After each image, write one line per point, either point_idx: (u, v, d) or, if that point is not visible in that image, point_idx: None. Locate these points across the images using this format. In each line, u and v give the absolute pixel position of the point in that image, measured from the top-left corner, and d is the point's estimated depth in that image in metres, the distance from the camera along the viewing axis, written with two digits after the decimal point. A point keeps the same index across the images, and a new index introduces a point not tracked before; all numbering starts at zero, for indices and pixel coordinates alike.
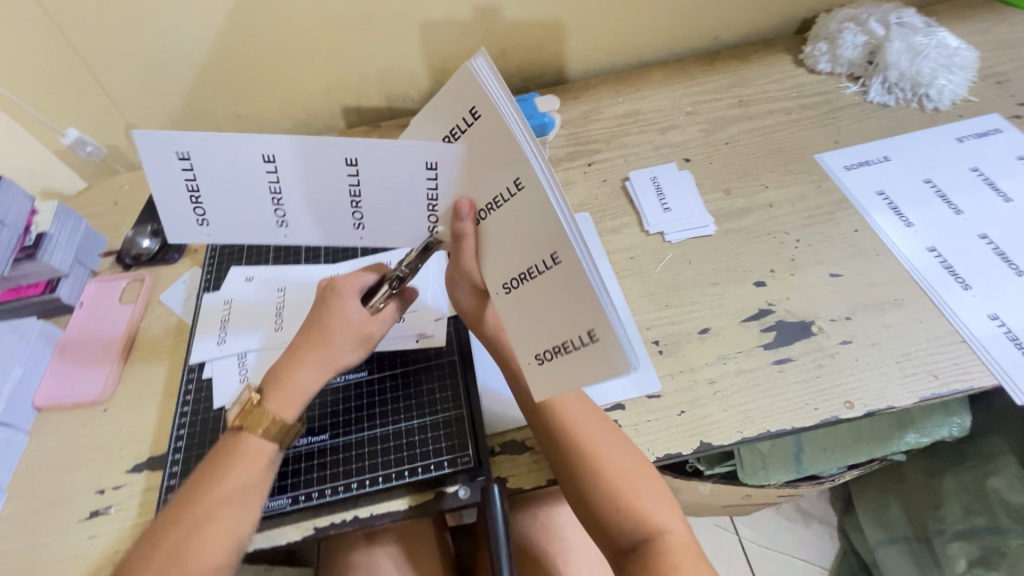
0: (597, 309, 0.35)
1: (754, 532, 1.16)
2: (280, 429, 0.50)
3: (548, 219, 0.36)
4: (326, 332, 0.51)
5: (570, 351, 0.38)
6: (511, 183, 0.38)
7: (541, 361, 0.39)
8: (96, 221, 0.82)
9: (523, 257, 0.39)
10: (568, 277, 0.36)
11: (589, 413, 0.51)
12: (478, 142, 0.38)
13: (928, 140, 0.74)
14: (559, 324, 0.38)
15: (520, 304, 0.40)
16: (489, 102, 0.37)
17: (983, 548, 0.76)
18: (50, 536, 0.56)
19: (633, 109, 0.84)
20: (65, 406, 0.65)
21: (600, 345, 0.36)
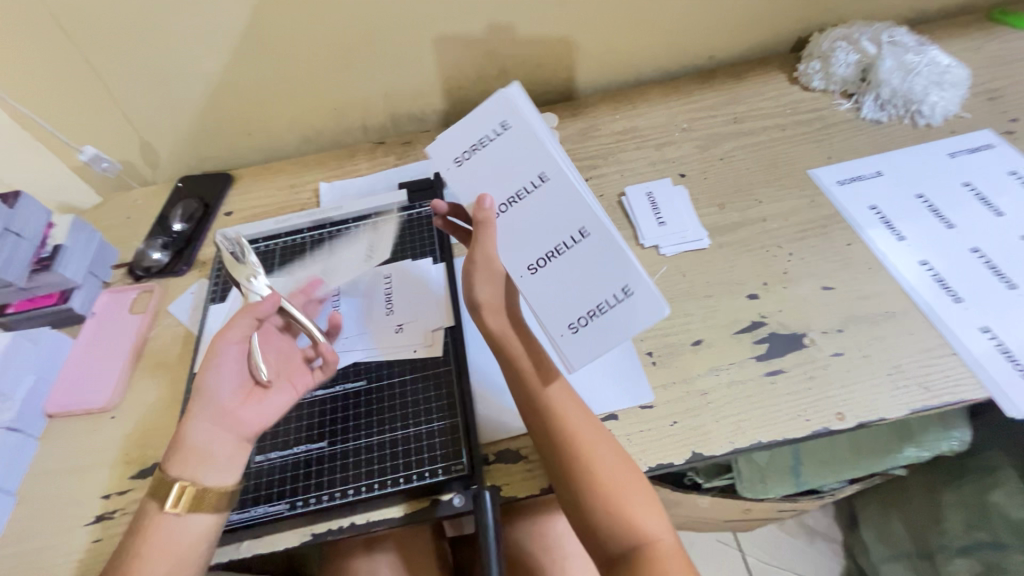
0: (631, 269, 0.43)
1: (758, 549, 1.14)
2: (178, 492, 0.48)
3: (573, 204, 0.44)
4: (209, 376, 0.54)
5: (605, 313, 0.44)
6: (536, 178, 0.45)
7: (576, 329, 0.45)
8: (110, 235, 0.85)
9: (547, 240, 0.45)
10: (598, 248, 0.44)
11: (586, 417, 0.51)
12: (503, 148, 0.45)
13: (920, 155, 0.75)
14: (589, 292, 0.45)
15: (552, 281, 0.45)
16: (515, 115, 0.45)
17: (986, 564, 0.74)
18: (56, 539, 0.58)
19: (630, 126, 0.86)
20: (74, 414, 0.67)
21: (635, 300, 0.43)
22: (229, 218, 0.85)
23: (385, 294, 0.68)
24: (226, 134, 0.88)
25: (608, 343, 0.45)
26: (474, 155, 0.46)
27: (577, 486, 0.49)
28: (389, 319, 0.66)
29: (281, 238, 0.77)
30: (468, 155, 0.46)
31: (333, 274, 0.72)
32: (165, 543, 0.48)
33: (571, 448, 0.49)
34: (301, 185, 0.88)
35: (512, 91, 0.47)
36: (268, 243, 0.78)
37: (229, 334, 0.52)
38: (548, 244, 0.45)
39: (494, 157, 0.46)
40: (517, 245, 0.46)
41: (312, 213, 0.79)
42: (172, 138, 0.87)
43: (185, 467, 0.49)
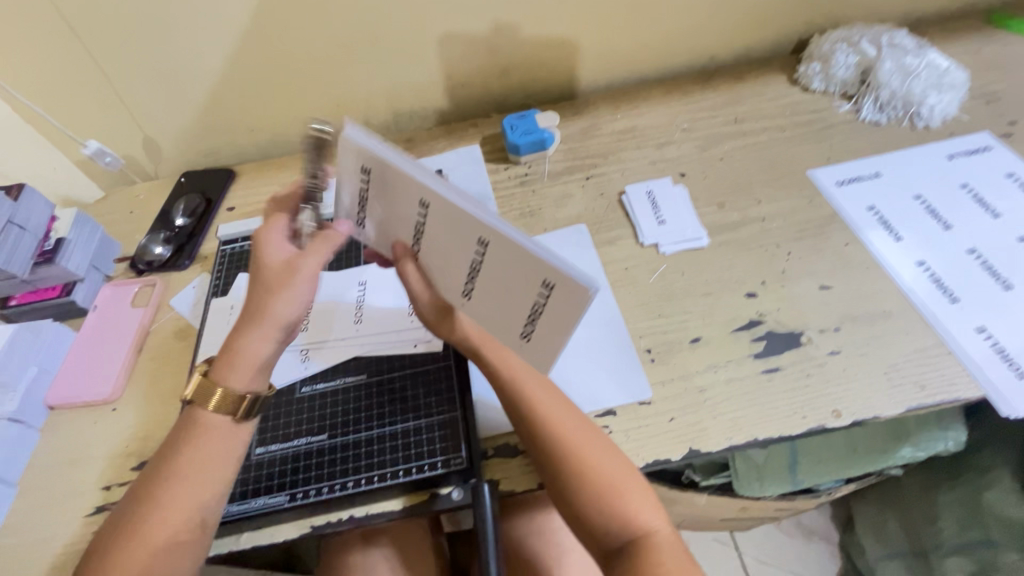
0: (540, 266, 0.41)
1: (754, 548, 1.15)
2: (230, 400, 0.48)
3: (465, 219, 0.43)
4: (255, 277, 0.49)
5: (541, 314, 0.44)
6: (420, 206, 0.44)
7: (528, 338, 0.46)
8: (113, 228, 0.86)
9: (464, 267, 0.46)
10: (504, 251, 0.42)
11: (559, 407, 0.52)
12: (377, 191, 0.46)
13: (919, 157, 0.76)
14: (519, 299, 0.44)
15: (483, 298, 0.47)
16: (366, 158, 0.44)
17: (979, 563, 0.75)
18: (58, 529, 0.58)
19: (630, 125, 0.87)
20: (75, 405, 0.67)
21: (559, 292, 0.42)
22: (231, 213, 0.86)
23: (385, 290, 0.68)
24: (229, 129, 0.88)
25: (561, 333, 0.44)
26: (365, 212, 0.49)
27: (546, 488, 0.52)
28: (387, 314, 0.66)
29: None
30: (360, 218, 0.50)
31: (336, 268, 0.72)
32: (213, 454, 0.48)
33: (532, 453, 0.52)
34: None
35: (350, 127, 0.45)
36: None
37: (318, 257, 0.48)
38: (464, 267, 0.46)
39: (378, 204, 0.47)
40: (443, 278, 0.48)
41: None
42: (175, 134, 0.87)
43: (240, 376, 0.48)
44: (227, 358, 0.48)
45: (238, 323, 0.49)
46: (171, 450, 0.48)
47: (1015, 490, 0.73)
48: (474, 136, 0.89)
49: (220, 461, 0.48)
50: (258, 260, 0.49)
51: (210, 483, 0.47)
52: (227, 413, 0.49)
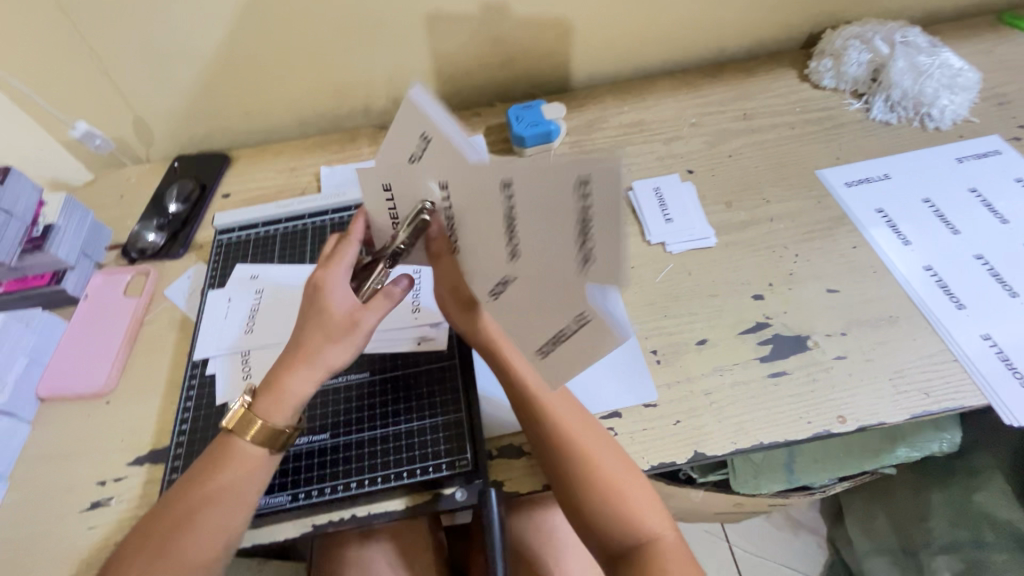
0: (567, 162, 0.36)
1: (745, 540, 1.17)
2: (269, 436, 0.49)
3: (473, 168, 0.40)
4: (315, 320, 0.48)
5: (592, 226, 0.38)
6: (441, 193, 0.43)
7: (587, 268, 0.39)
8: (103, 214, 0.83)
9: (494, 226, 0.42)
10: (524, 181, 0.38)
11: (571, 409, 0.52)
12: (402, 197, 0.45)
13: (929, 159, 0.75)
14: (563, 231, 0.39)
15: (527, 254, 0.42)
16: (383, 167, 0.44)
17: (968, 562, 0.77)
18: (51, 525, 0.57)
19: (638, 119, 0.85)
20: (67, 398, 0.65)
21: (600, 182, 0.36)
22: (227, 200, 0.83)
23: None
24: (224, 113, 0.85)
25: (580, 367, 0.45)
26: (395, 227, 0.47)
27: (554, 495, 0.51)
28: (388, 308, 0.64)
29: (282, 224, 0.76)
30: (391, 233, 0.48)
31: None
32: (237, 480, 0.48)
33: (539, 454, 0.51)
34: (300, 169, 0.86)
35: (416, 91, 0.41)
36: (268, 228, 0.76)
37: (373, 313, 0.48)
38: (496, 272, 0.44)
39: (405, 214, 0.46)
40: (477, 261, 0.45)
41: (310, 200, 0.78)
42: (168, 117, 0.84)
43: (283, 414, 0.49)
44: (274, 391, 0.49)
45: (291, 357, 0.49)
46: (194, 476, 0.48)
47: (1007, 493, 0.74)
48: (477, 126, 0.87)
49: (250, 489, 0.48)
50: (319, 301, 0.48)
51: (230, 512, 0.47)
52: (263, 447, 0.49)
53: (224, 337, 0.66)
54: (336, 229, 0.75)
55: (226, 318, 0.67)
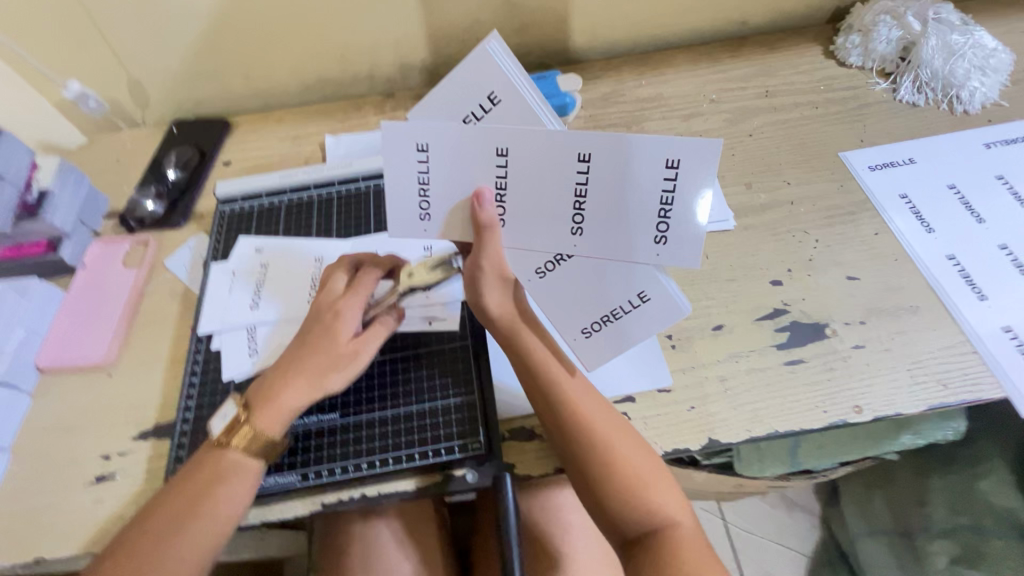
0: (656, 145, 0.40)
1: (740, 518, 1.18)
2: (264, 448, 0.52)
3: (555, 140, 0.41)
4: (319, 347, 0.53)
5: (674, 203, 0.42)
6: (500, 158, 0.42)
7: (664, 239, 0.43)
8: (99, 180, 0.80)
9: (566, 201, 0.43)
10: (609, 158, 0.41)
11: (593, 396, 0.51)
12: (443, 164, 0.43)
13: (955, 144, 0.73)
14: (642, 205, 0.42)
15: (596, 229, 0.44)
16: (427, 130, 0.42)
17: (965, 547, 0.79)
18: (57, 497, 0.56)
19: (655, 93, 0.82)
20: (68, 370, 0.64)
21: (687, 165, 0.41)
22: (228, 168, 0.80)
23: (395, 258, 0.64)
24: (224, 77, 0.81)
25: (625, 340, 0.50)
26: (428, 199, 0.44)
27: (574, 485, 0.50)
28: None
29: (287, 195, 0.74)
30: (424, 205, 0.45)
31: (344, 238, 0.69)
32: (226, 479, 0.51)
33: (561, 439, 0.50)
34: (304, 137, 0.82)
35: (493, 44, 0.41)
36: (272, 199, 0.74)
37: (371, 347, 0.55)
38: (550, 250, 0.46)
39: (445, 183, 0.44)
40: (534, 233, 0.45)
41: (316, 170, 0.75)
42: (165, 79, 0.80)
43: (279, 426, 0.52)
44: (269, 405, 0.52)
45: (292, 373, 0.53)
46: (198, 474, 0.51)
47: (1009, 481, 0.76)
48: None
49: (234, 509, 0.50)
50: (331, 328, 0.54)
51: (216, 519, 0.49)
52: (255, 459, 0.52)
53: (228, 313, 0.64)
54: (342, 201, 0.73)
55: (229, 294, 0.65)
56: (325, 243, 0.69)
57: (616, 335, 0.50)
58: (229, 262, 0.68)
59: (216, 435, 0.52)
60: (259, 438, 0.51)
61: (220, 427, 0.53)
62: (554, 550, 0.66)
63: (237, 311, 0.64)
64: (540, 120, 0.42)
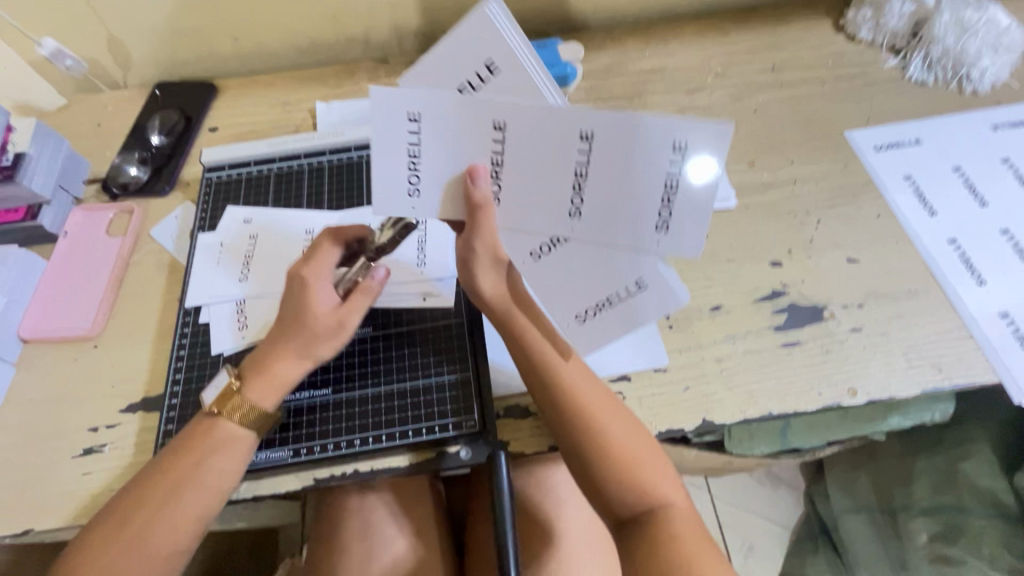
0: (663, 127, 0.39)
1: (725, 493, 1.20)
2: (259, 420, 0.51)
3: (556, 116, 0.40)
4: (299, 317, 0.52)
5: (678, 189, 0.41)
6: (497, 132, 0.40)
7: (666, 227, 0.43)
8: (80, 144, 0.77)
9: (567, 181, 0.42)
10: (613, 137, 0.40)
11: (588, 379, 0.51)
12: (436, 136, 0.41)
13: (963, 125, 0.71)
14: (646, 188, 0.41)
15: (596, 212, 0.43)
16: (420, 99, 0.40)
17: (945, 524, 0.80)
18: (44, 469, 0.56)
19: (659, 65, 0.79)
20: (53, 340, 0.62)
21: (695, 150, 0.39)
22: (215, 135, 0.77)
23: None
24: (209, 37, 0.77)
25: (618, 327, 0.48)
26: (419, 173, 0.42)
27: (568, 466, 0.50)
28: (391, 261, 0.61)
29: (276, 164, 0.71)
30: (414, 179, 0.43)
31: (336, 209, 0.67)
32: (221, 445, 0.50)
33: (556, 421, 0.50)
34: (294, 104, 0.79)
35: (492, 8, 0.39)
36: (262, 167, 0.71)
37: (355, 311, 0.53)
38: (547, 232, 0.44)
39: (437, 156, 0.42)
40: (531, 216, 0.43)
41: (308, 138, 0.73)
42: (147, 39, 0.76)
43: (275, 397, 0.52)
44: (260, 376, 0.52)
45: (281, 346, 0.52)
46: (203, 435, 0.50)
47: (991, 463, 0.77)
48: None
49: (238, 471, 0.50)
50: (305, 298, 0.52)
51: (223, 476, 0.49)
52: (249, 431, 0.51)
53: (217, 285, 0.62)
54: (334, 171, 0.70)
55: (218, 265, 0.64)
56: (316, 213, 0.67)
57: (607, 322, 0.48)
58: (217, 232, 0.66)
59: (208, 405, 0.51)
60: (251, 410, 0.50)
61: (213, 397, 0.52)
62: (546, 524, 0.67)
63: (226, 283, 0.62)
64: (542, 92, 0.40)
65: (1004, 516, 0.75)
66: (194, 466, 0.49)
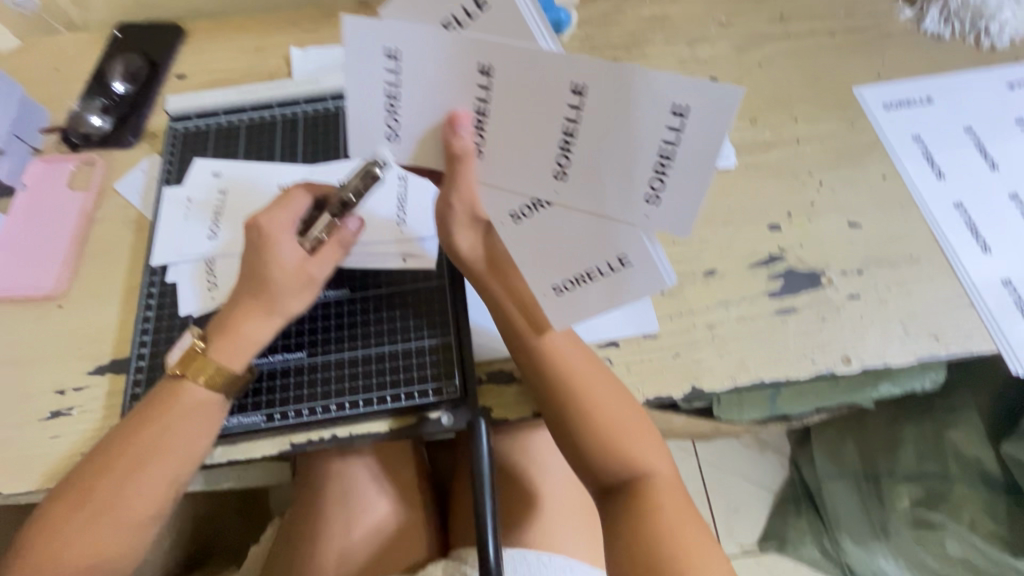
0: (665, 86, 0.35)
1: (713, 458, 1.20)
2: (226, 381, 0.49)
3: (548, 65, 0.35)
4: (264, 273, 0.49)
5: (675, 157, 0.37)
6: (482, 77, 0.36)
7: (657, 198, 0.39)
8: (37, 90, 0.71)
9: (553, 138, 0.38)
10: (608, 93, 0.36)
11: (575, 347, 0.49)
12: (416, 76, 0.37)
13: (978, 83, 0.68)
14: (637, 153, 0.37)
15: (583, 176, 0.39)
16: (398, 32, 0.36)
17: (928, 491, 0.83)
18: (9, 432, 0.53)
19: (660, 13, 0.74)
20: (14, 299, 0.59)
21: (697, 116, 0.35)
22: (183, 82, 0.72)
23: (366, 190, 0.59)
24: None
25: (598, 304, 0.45)
26: (397, 117, 0.39)
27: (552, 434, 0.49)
28: (369, 220, 0.58)
29: (247, 114, 0.67)
30: (392, 124, 0.39)
31: (310, 163, 0.63)
32: (187, 407, 0.48)
33: (540, 389, 0.48)
34: (267, 49, 0.74)
35: None
36: (231, 117, 0.67)
37: (325, 264, 0.51)
38: (528, 192, 0.40)
39: (417, 99, 0.38)
40: (513, 172, 0.40)
41: (282, 87, 0.68)
42: None
43: (241, 358, 0.49)
44: (226, 335, 0.49)
45: (246, 303, 0.49)
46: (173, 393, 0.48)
47: (979, 431, 0.77)
48: None
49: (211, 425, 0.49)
50: (269, 253, 0.49)
51: (197, 437, 0.48)
52: (216, 393, 0.49)
53: (185, 243, 0.59)
54: (310, 123, 0.66)
55: (186, 223, 0.60)
56: (291, 168, 0.63)
57: (587, 298, 0.45)
58: (185, 185, 0.62)
59: (171, 366, 0.49)
60: (218, 372, 0.48)
61: (177, 357, 0.49)
62: (530, 489, 0.66)
63: (193, 242, 0.59)
64: (535, 40, 0.35)
65: (990, 485, 0.76)
66: (161, 433, 0.47)
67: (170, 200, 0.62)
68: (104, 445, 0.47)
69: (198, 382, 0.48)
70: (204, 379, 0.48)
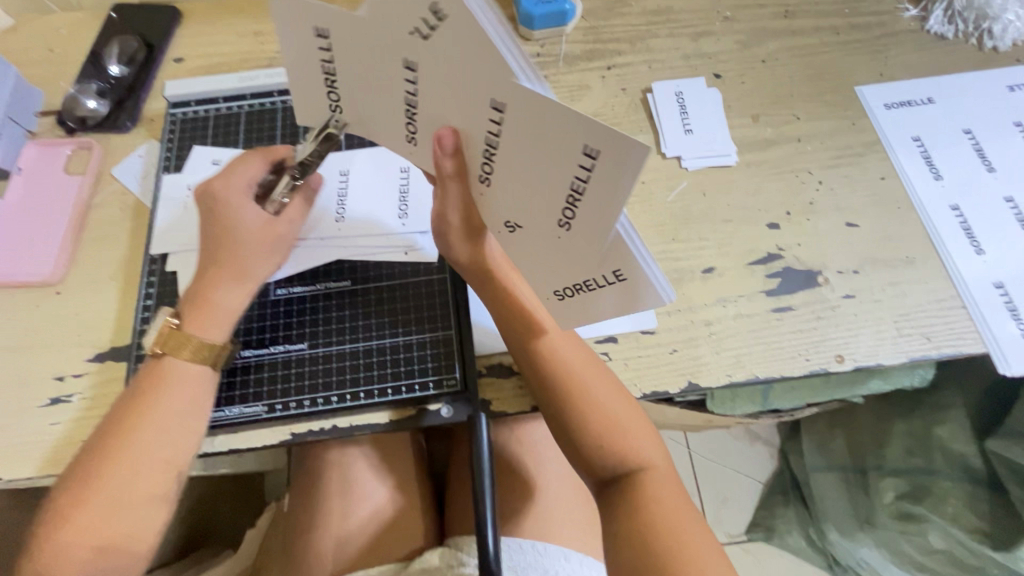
0: (575, 126, 0.33)
1: (704, 448, 1.21)
2: (204, 353, 0.49)
3: (467, 83, 0.35)
4: (231, 239, 0.50)
5: (584, 194, 0.36)
6: (407, 71, 0.36)
7: (568, 226, 0.38)
8: (31, 71, 0.70)
9: (507, 163, 0.38)
10: (526, 117, 0.34)
11: (577, 349, 0.50)
12: (346, 57, 0.38)
13: (977, 85, 0.68)
14: (558, 186, 0.36)
15: (504, 188, 0.39)
16: (325, 14, 0.36)
17: (913, 485, 0.85)
18: (8, 418, 0.53)
19: (664, 6, 0.73)
20: (11, 285, 0.59)
21: (608, 157, 0.34)
22: (180, 66, 0.71)
23: (371, 186, 0.60)
24: None
25: (591, 312, 0.44)
26: (336, 92, 0.41)
27: (551, 431, 0.50)
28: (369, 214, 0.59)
29: (247, 101, 0.67)
30: (334, 97, 0.42)
31: None
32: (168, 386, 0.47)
33: (539, 389, 0.49)
34: (266, 34, 0.72)
35: None
36: (231, 105, 0.66)
37: (291, 224, 0.53)
38: (510, 209, 0.40)
39: (352, 78, 0.39)
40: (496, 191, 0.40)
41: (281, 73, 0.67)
42: None
43: (221, 329, 0.50)
44: (197, 306, 0.49)
45: (212, 271, 0.50)
46: (156, 377, 0.48)
47: (963, 428, 0.78)
48: None
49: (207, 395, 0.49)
50: (233, 218, 0.50)
51: (200, 411, 0.48)
52: (201, 366, 0.49)
53: (185, 233, 0.59)
54: None
55: (187, 211, 0.60)
56: None
57: (590, 305, 0.43)
58: (186, 174, 0.62)
59: (151, 346, 0.49)
60: (195, 341, 0.48)
61: (153, 337, 0.49)
62: (527, 479, 0.67)
63: (194, 232, 0.59)
64: (498, 53, 0.32)
65: (974, 480, 0.77)
66: (149, 416, 0.46)
67: (169, 188, 0.61)
68: (101, 432, 0.46)
69: (180, 360, 0.48)
70: (187, 354, 0.48)
